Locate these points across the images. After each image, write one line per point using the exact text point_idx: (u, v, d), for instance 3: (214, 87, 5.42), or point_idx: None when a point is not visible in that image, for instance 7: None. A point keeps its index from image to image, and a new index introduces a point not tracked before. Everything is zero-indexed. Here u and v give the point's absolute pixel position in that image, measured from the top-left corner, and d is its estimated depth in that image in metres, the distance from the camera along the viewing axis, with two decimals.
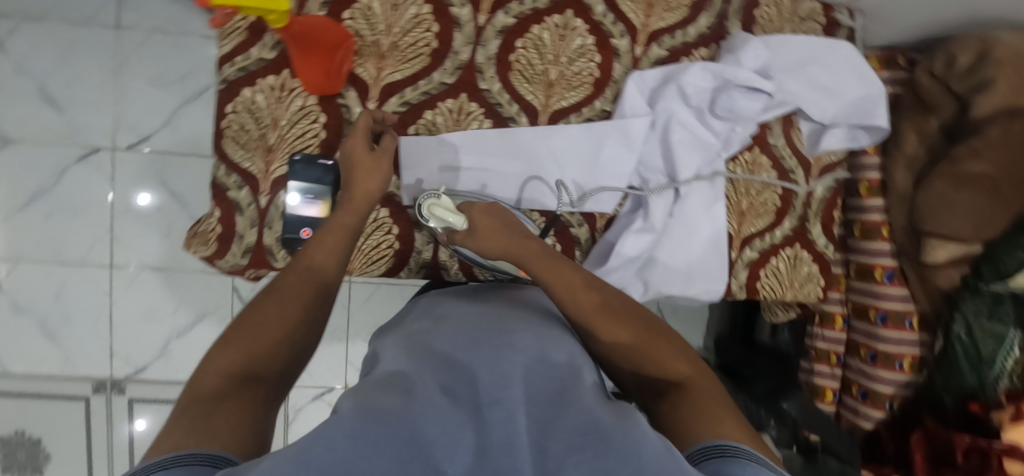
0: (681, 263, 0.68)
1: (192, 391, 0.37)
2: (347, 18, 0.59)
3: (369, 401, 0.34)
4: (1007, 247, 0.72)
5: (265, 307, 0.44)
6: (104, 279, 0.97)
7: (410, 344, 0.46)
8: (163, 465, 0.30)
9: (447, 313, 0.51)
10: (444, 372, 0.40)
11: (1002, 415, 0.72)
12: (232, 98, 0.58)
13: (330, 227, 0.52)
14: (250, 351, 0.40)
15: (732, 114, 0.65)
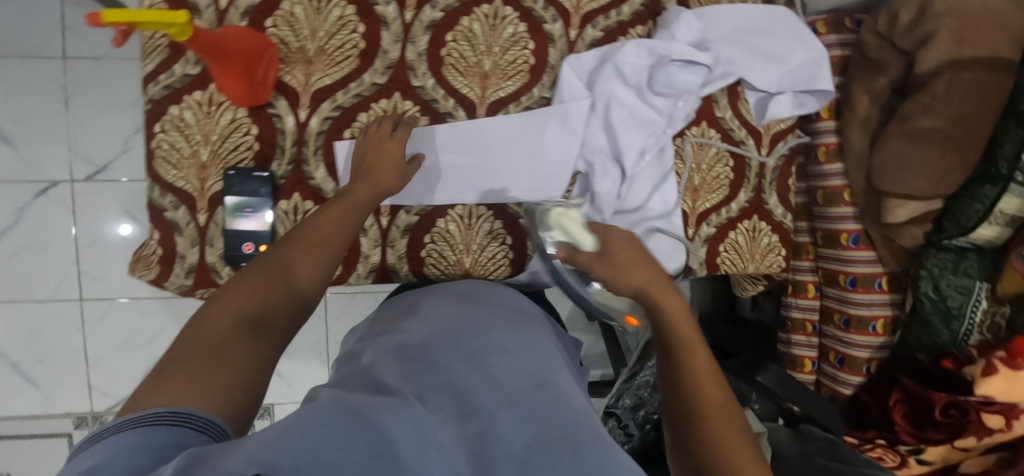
0: None
1: (194, 335, 0.38)
2: (270, 27, 0.58)
3: (356, 403, 0.35)
4: (966, 201, 0.73)
5: (276, 266, 0.45)
6: (73, 315, 0.96)
7: (391, 346, 0.47)
8: (141, 420, 0.30)
9: (429, 314, 0.52)
10: (428, 375, 0.41)
11: (974, 370, 0.71)
12: (160, 118, 0.57)
13: (340, 203, 0.52)
14: (254, 306, 0.41)
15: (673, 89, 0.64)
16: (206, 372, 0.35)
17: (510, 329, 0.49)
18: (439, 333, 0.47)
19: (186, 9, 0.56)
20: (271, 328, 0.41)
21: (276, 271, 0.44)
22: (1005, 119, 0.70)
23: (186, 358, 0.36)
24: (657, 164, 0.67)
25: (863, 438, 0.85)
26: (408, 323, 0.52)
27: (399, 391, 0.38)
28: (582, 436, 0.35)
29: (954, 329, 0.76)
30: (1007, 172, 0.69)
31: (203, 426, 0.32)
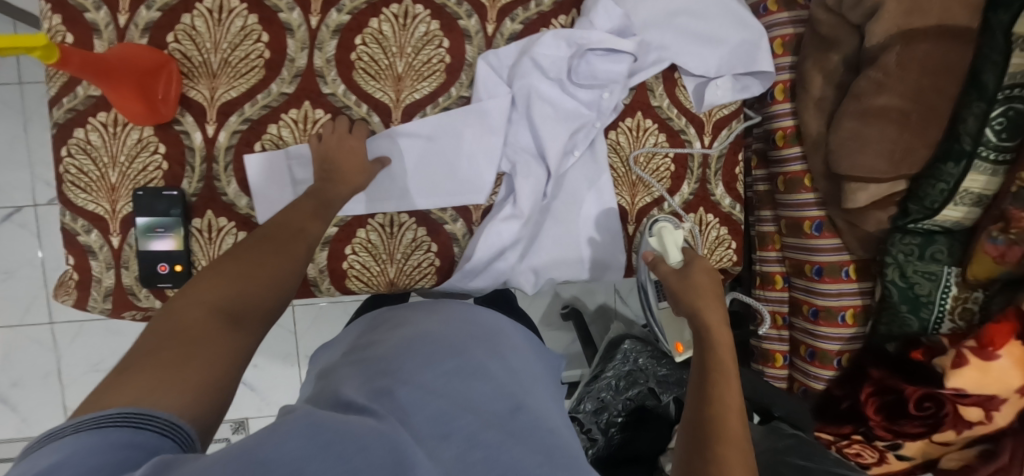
0: (568, 245, 0.65)
1: (170, 323, 0.33)
2: (171, 42, 0.56)
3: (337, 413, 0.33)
4: (929, 180, 0.67)
5: (247, 260, 0.42)
6: (47, 338, 0.95)
7: (357, 372, 0.46)
8: (101, 422, 0.26)
9: (398, 335, 0.51)
10: (407, 393, 0.40)
11: (944, 362, 0.66)
12: (65, 141, 0.56)
13: (310, 201, 0.51)
14: (231, 297, 0.37)
15: (596, 79, 0.61)
16: (180, 367, 0.31)
17: (483, 349, 0.49)
18: (411, 353, 0.46)
19: (85, 29, 0.55)
20: (250, 324, 0.37)
21: (256, 268, 0.41)
22: (968, 92, 0.65)
23: (153, 349, 0.32)
24: (587, 160, 0.64)
25: (839, 434, 0.78)
26: (376, 345, 0.50)
27: (375, 410, 0.37)
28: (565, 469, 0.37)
29: (925, 317, 0.71)
30: (970, 147, 0.64)
31: (173, 428, 0.28)
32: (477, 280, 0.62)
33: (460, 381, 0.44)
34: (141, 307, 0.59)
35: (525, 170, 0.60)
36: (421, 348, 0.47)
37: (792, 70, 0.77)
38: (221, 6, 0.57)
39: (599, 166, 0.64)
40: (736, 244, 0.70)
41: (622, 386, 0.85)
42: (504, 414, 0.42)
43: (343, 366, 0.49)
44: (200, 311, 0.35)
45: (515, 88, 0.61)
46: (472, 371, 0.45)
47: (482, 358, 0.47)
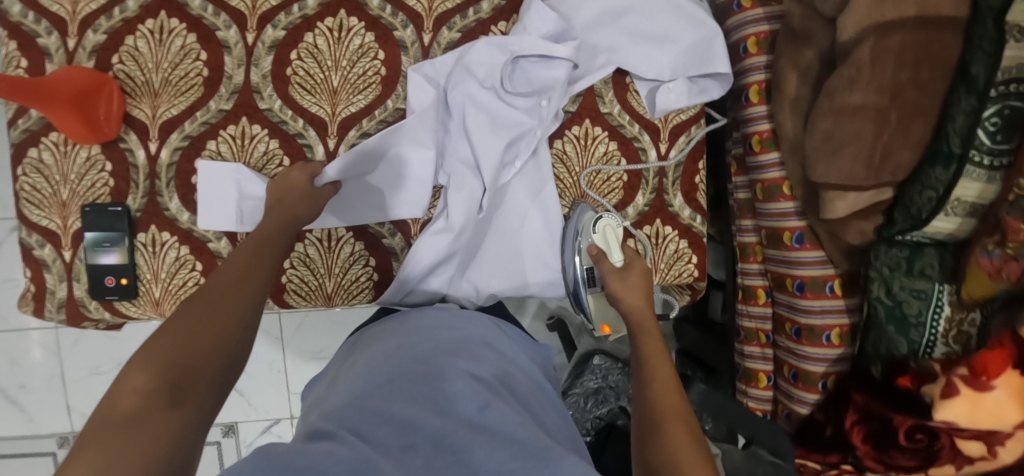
0: (512, 257, 0.63)
1: (104, 415, 0.30)
2: (116, 63, 0.58)
3: (283, 445, 0.33)
4: (916, 187, 0.61)
5: (193, 311, 0.38)
6: (50, 341, 1.04)
7: (329, 399, 0.45)
8: None
9: (367, 359, 0.50)
10: (368, 413, 0.39)
11: (933, 391, 0.59)
12: (21, 161, 0.58)
13: (253, 239, 0.48)
14: (175, 362, 0.34)
15: (532, 86, 0.60)
16: (121, 452, 0.28)
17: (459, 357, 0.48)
18: (374, 375, 0.45)
19: (37, 54, 0.58)
20: (195, 391, 0.34)
21: (198, 322, 0.37)
22: (956, 86, 0.58)
23: (90, 446, 0.28)
24: (530, 170, 0.62)
25: (825, 463, 0.72)
26: (347, 375, 0.49)
27: (335, 432, 0.36)
28: (537, 460, 0.35)
29: (914, 339, 0.64)
30: (960, 150, 0.57)
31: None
32: (415, 292, 0.62)
33: (422, 394, 0.42)
34: (93, 317, 0.61)
35: (458, 181, 0.59)
36: (385, 371, 0.46)
37: (767, 70, 0.72)
38: (161, 26, 0.58)
39: (542, 177, 0.62)
40: (698, 258, 0.65)
41: (592, 404, 0.83)
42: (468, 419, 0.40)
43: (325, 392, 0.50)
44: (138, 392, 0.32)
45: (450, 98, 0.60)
46: (432, 379, 0.44)
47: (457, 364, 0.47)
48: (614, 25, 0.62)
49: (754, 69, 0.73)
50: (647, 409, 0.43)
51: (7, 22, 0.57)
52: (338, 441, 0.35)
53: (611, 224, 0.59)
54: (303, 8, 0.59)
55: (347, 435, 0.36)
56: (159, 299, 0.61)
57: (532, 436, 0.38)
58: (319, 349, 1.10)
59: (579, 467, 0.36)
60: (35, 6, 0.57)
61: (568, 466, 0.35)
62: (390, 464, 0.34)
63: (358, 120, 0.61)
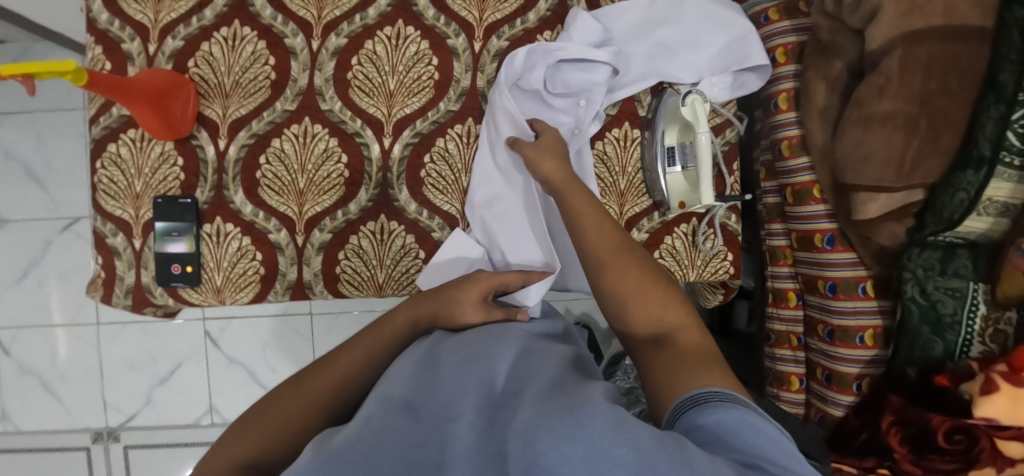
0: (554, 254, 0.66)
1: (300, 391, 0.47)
2: (192, 67, 0.63)
3: (329, 445, 0.36)
4: (946, 189, 0.62)
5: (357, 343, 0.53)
6: (91, 336, 1.08)
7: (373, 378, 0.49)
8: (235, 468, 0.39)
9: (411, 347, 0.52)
10: (414, 388, 0.43)
11: (972, 388, 0.60)
12: (101, 155, 0.63)
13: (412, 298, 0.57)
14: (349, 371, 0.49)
15: (570, 90, 0.64)
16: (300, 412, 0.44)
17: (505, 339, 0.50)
18: (413, 360, 0.48)
19: (121, 57, 0.63)
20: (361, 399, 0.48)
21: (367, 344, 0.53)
22: (985, 94, 0.60)
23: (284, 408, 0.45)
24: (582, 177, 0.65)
25: (861, 467, 0.71)
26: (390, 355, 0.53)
27: (391, 402, 0.41)
28: (565, 414, 0.35)
29: (950, 340, 0.65)
30: (991, 153, 0.59)
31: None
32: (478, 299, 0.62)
33: (467, 371, 0.45)
34: (157, 304, 0.65)
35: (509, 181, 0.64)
36: (422, 355, 0.49)
37: (795, 78, 0.75)
38: (235, 34, 0.63)
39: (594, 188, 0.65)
40: (733, 256, 0.68)
41: None
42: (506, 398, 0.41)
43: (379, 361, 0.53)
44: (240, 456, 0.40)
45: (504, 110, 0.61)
46: (477, 356, 0.47)
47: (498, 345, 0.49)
48: (643, 34, 0.66)
49: (783, 78, 0.76)
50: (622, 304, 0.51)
51: (96, 29, 0.63)
52: (391, 414, 0.39)
53: (699, 97, 0.59)
54: (364, 18, 0.64)
55: (402, 410, 0.40)
56: (220, 287, 0.64)
57: (561, 400, 0.39)
58: None
59: (606, 408, 0.35)
60: (121, 15, 0.63)
61: (596, 409, 0.35)
62: (433, 436, 0.38)
63: (406, 118, 0.65)
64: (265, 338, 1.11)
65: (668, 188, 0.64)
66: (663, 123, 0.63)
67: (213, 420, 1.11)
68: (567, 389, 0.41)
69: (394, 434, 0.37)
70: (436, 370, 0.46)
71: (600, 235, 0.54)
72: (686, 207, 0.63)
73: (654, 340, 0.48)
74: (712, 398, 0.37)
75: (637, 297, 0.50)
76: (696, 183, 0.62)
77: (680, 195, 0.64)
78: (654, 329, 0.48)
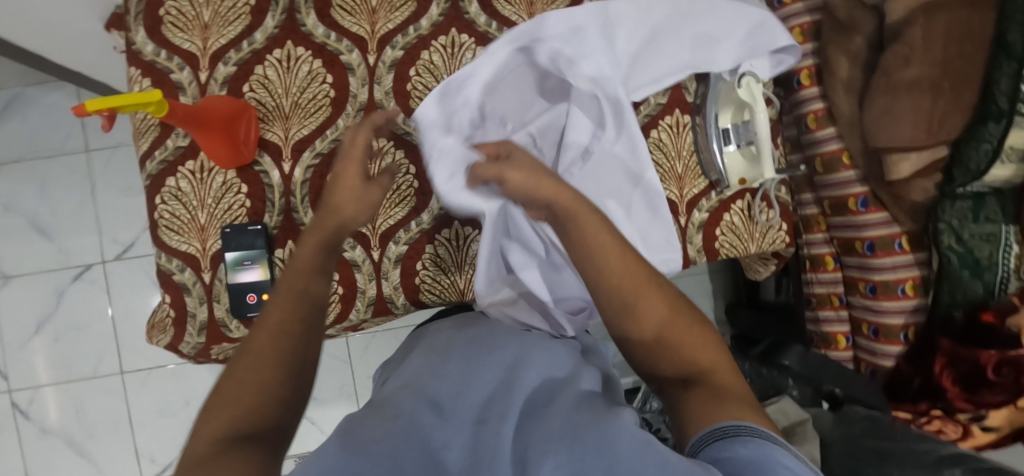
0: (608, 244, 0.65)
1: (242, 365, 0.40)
2: (248, 91, 0.62)
3: (357, 436, 0.37)
4: (970, 143, 0.68)
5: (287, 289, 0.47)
6: (117, 387, 1.03)
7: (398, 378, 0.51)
8: None
9: (445, 343, 0.53)
10: (446, 382, 0.46)
11: (1020, 321, 0.66)
12: (159, 190, 0.61)
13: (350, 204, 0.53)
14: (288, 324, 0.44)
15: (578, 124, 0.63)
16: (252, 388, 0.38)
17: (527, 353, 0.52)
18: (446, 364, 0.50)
19: (171, 88, 0.61)
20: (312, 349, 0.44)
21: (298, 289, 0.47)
22: (997, 55, 0.65)
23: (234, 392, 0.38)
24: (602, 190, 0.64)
25: (917, 412, 0.77)
26: (425, 346, 0.56)
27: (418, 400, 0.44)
28: (595, 426, 0.36)
29: (990, 280, 0.70)
30: (1008, 106, 0.64)
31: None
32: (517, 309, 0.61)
33: (491, 377, 0.47)
34: (232, 338, 0.63)
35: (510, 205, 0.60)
36: (460, 340, 0.53)
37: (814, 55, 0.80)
38: (289, 54, 0.63)
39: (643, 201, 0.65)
40: (786, 225, 0.71)
41: None
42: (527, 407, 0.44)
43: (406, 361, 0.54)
44: (209, 438, 0.35)
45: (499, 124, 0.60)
46: (511, 365, 0.49)
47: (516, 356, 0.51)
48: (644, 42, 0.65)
49: (802, 56, 0.81)
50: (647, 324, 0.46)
51: (142, 61, 0.61)
52: (419, 411, 0.42)
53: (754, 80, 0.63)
54: (418, 29, 0.64)
55: (427, 407, 0.43)
56: None
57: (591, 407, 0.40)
58: None
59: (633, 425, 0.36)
60: (167, 44, 0.61)
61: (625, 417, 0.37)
62: (448, 432, 0.41)
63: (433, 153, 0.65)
64: None
65: (727, 166, 0.67)
66: (717, 107, 0.67)
67: None
68: (598, 399, 0.42)
69: (420, 427, 0.40)
70: (457, 373, 0.48)
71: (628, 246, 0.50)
72: (747, 182, 0.68)
73: (665, 347, 0.46)
74: (741, 431, 0.35)
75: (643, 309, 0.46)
76: (754, 159, 0.67)
77: (739, 172, 0.67)
78: (660, 342, 0.46)
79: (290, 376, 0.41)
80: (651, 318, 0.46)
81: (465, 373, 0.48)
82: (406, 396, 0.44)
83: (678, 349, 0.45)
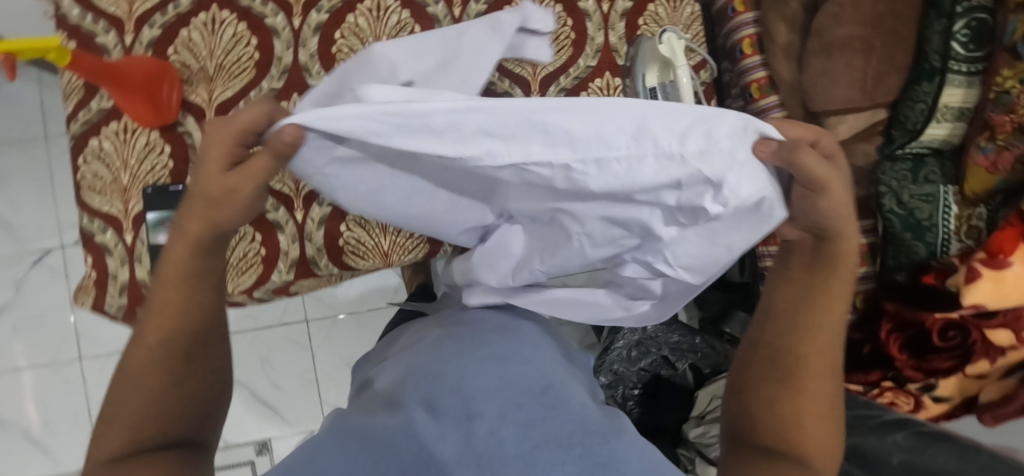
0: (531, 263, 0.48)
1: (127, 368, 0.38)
2: (172, 54, 0.62)
3: (354, 438, 0.37)
4: (907, 102, 0.67)
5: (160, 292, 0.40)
6: (73, 374, 1.02)
7: (392, 378, 0.48)
8: None
9: (442, 339, 0.50)
10: (439, 381, 0.42)
11: (957, 280, 0.64)
12: (82, 151, 0.61)
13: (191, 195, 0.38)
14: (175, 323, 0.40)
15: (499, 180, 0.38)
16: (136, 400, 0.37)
17: (511, 338, 0.49)
18: (440, 351, 0.47)
19: (95, 51, 0.62)
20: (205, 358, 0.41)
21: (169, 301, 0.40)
22: (927, 13, 0.65)
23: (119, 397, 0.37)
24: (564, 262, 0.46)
25: (867, 383, 0.76)
26: (415, 351, 0.52)
27: (404, 400, 0.41)
28: (599, 435, 0.36)
29: (931, 242, 0.69)
30: (940, 63, 0.64)
31: None
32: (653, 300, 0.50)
33: (490, 370, 0.42)
34: None
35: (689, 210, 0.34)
36: (458, 340, 0.48)
37: (755, 24, 0.78)
38: (213, 18, 0.63)
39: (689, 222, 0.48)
40: None
41: (636, 355, 0.86)
42: (534, 396, 0.39)
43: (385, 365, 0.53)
44: (102, 456, 0.34)
45: (521, 154, 0.31)
46: (499, 359, 0.44)
47: (509, 346, 0.47)
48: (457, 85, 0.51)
49: (744, 25, 0.79)
50: (778, 345, 0.44)
51: (66, 25, 0.61)
52: (411, 414, 0.38)
53: (675, 35, 0.62)
54: None
55: (420, 407, 0.39)
56: None
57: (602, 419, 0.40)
58: (350, 355, 1.09)
59: (639, 443, 0.38)
60: (92, 9, 0.62)
61: (632, 437, 0.38)
62: (451, 426, 0.36)
63: None
64: (264, 353, 1.07)
65: None
66: (642, 66, 0.66)
67: None
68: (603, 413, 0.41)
69: (407, 426, 0.36)
70: (450, 360, 0.45)
71: (831, 310, 0.43)
72: None
73: (785, 389, 0.43)
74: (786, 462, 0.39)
75: (806, 351, 0.43)
76: None
77: None
78: (782, 372, 0.43)
79: (192, 376, 0.40)
80: (808, 385, 0.43)
81: (453, 356, 0.45)
82: (399, 400, 0.41)
83: (796, 413, 0.42)
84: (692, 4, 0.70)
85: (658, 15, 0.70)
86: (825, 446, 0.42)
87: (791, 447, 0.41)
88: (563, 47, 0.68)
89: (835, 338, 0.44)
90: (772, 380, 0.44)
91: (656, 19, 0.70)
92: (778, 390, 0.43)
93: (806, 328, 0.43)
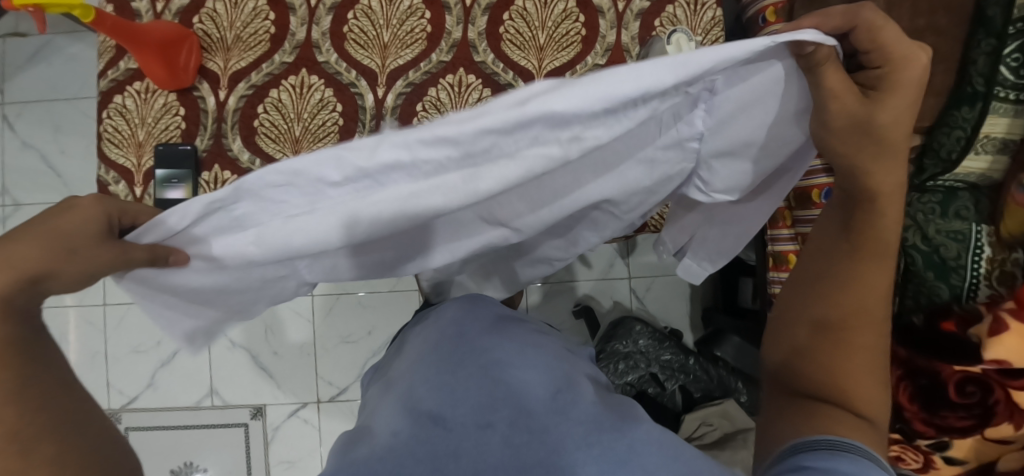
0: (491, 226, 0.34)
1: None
2: (196, 22, 0.66)
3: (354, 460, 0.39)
4: (943, 128, 0.62)
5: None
6: (98, 318, 1.11)
7: (396, 384, 0.49)
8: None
9: (435, 342, 0.51)
10: (438, 396, 0.43)
11: (980, 331, 0.59)
12: (107, 106, 0.65)
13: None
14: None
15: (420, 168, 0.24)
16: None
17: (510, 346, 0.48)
18: (437, 359, 0.48)
19: (129, 14, 0.66)
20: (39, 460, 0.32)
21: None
22: (975, 31, 0.59)
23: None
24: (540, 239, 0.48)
25: None
26: (412, 363, 0.51)
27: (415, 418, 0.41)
28: (612, 432, 0.39)
29: (955, 285, 0.63)
30: (984, 88, 0.58)
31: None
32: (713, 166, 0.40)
33: (487, 381, 0.44)
34: None
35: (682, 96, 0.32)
36: (453, 353, 0.48)
37: None
38: None
39: (703, 219, 0.50)
40: None
41: (623, 369, 0.87)
42: (545, 405, 0.41)
43: (389, 374, 0.54)
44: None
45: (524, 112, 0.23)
46: (504, 366, 0.45)
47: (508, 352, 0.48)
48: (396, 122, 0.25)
49: None
50: (817, 298, 0.40)
51: None
52: (415, 430, 0.40)
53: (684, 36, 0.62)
54: None
55: (425, 420, 0.41)
56: None
57: (608, 417, 0.41)
58: (349, 334, 1.11)
59: (654, 434, 0.40)
60: None
61: (642, 434, 0.40)
62: (466, 439, 0.39)
63: None
64: (268, 320, 1.11)
65: None
66: None
67: (214, 403, 1.11)
68: (611, 422, 0.40)
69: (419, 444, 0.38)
70: (446, 368, 0.46)
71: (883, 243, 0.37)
72: None
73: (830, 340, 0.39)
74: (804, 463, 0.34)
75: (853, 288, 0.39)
76: None
77: None
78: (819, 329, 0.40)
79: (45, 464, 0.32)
80: (854, 339, 0.39)
81: (453, 365, 0.46)
82: (394, 420, 0.42)
83: (839, 369, 0.39)
84: (715, 7, 0.65)
85: (677, 17, 0.66)
86: (874, 395, 0.39)
87: (835, 391, 0.39)
88: (572, 43, 0.66)
89: (888, 276, 0.39)
90: (815, 335, 0.40)
91: (673, 21, 0.67)
92: (818, 345, 0.40)
93: (845, 273, 0.39)
